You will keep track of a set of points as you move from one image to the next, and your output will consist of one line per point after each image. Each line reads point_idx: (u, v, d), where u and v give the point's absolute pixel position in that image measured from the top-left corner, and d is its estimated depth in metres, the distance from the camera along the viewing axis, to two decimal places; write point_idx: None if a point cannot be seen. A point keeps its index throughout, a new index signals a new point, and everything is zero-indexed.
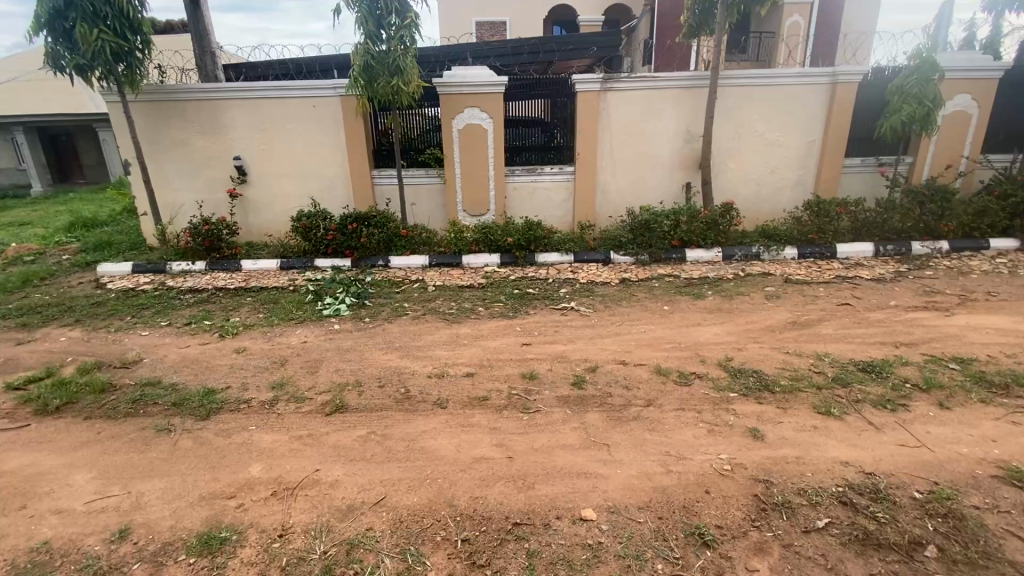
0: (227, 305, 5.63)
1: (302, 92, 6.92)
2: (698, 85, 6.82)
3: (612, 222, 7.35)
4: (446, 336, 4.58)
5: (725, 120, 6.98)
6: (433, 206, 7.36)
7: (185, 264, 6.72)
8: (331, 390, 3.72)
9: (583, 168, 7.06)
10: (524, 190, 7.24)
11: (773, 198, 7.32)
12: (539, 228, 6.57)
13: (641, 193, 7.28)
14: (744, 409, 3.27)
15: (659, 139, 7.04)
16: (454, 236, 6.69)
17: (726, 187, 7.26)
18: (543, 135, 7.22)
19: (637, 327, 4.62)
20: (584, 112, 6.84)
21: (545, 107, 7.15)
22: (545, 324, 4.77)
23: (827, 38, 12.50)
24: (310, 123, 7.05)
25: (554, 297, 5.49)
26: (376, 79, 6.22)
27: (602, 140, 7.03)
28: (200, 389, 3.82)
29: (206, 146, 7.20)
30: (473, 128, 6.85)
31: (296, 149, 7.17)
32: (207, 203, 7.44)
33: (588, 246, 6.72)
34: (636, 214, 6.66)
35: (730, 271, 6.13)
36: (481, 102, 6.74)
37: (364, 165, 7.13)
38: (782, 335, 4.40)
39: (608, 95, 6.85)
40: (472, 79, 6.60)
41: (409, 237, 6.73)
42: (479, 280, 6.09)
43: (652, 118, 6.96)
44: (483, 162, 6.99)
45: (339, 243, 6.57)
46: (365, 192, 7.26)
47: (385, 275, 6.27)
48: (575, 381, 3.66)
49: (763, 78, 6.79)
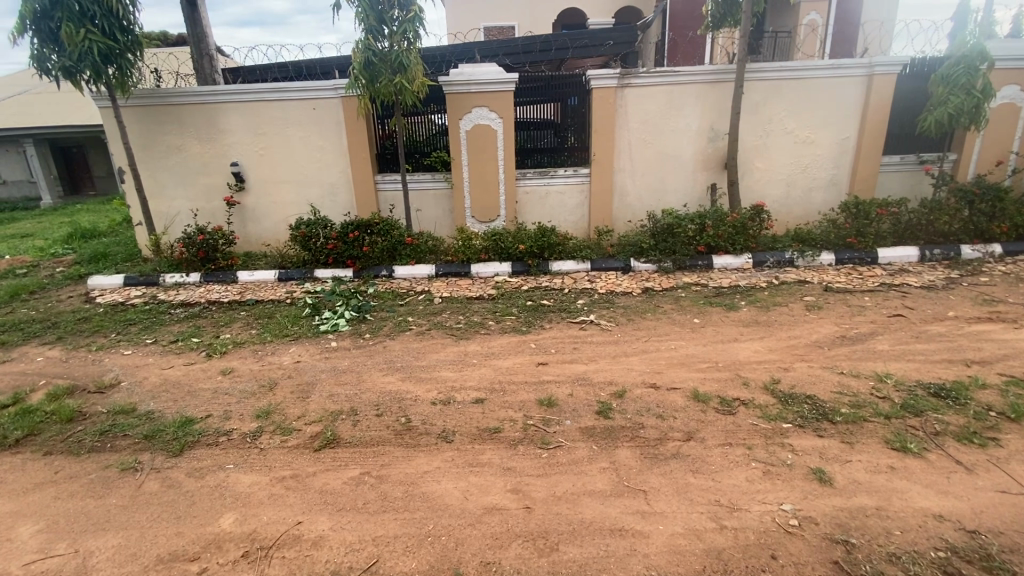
0: (219, 321, 5.23)
1: (301, 93, 6.56)
2: (723, 80, 6.36)
3: (631, 228, 6.86)
4: (453, 355, 4.12)
5: (752, 116, 6.50)
6: (440, 211, 6.92)
7: (179, 276, 6.34)
8: (322, 421, 3.28)
9: (599, 170, 6.60)
10: (536, 195, 6.80)
11: (804, 199, 6.80)
12: (554, 234, 6.12)
13: (662, 195, 6.80)
14: (802, 445, 2.77)
15: (681, 138, 6.58)
16: (463, 244, 6.26)
17: (754, 188, 6.75)
18: (555, 137, 6.80)
19: (666, 345, 4.12)
20: (600, 109, 6.38)
21: (557, 105, 6.71)
22: (564, 341, 4.28)
23: (846, 34, 11.91)
24: (311, 126, 6.69)
25: (571, 310, 5.03)
26: (378, 78, 5.82)
27: (619, 141, 6.58)
28: (176, 419, 3.40)
29: (202, 152, 6.86)
30: (482, 129, 6.44)
31: (296, 154, 6.82)
32: (203, 212, 7.08)
33: (606, 252, 6.23)
34: (658, 217, 6.17)
35: (762, 280, 5.65)
36: (490, 101, 6.33)
37: (367, 170, 6.72)
38: (833, 353, 3.88)
39: (626, 92, 6.41)
40: (481, 77, 6.20)
41: (415, 245, 6.28)
42: (490, 291, 5.65)
43: (674, 116, 6.50)
44: (493, 165, 6.57)
45: (339, 252, 6.15)
46: (367, 198, 6.85)
47: (389, 286, 5.85)
48: (601, 410, 3.17)
49: (794, 71, 6.31)
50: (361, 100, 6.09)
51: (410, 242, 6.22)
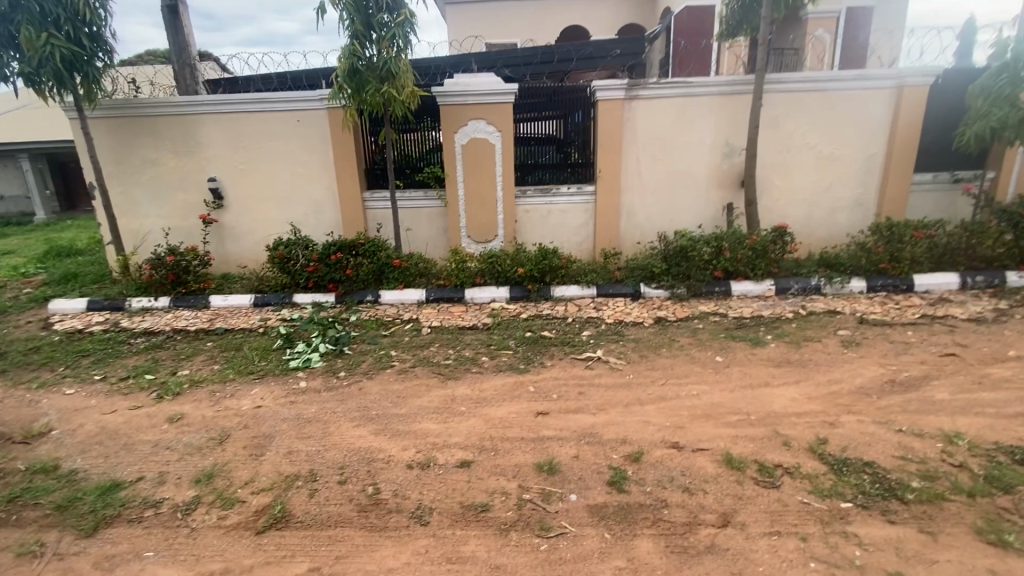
0: (181, 353, 4.67)
1: (284, 105, 6.09)
2: (739, 91, 5.88)
3: (640, 250, 6.32)
4: (438, 401, 3.54)
5: (772, 130, 5.99)
6: (432, 231, 6.39)
7: (146, 300, 5.79)
8: (273, 489, 2.70)
9: (606, 188, 6.09)
10: (537, 214, 6.28)
11: (828, 220, 6.26)
12: (556, 257, 5.57)
13: (674, 215, 6.27)
14: (871, 537, 2.18)
15: (694, 154, 6.08)
16: (456, 266, 5.71)
17: (774, 208, 6.22)
18: (557, 152, 6.30)
19: (686, 391, 3.54)
20: (606, 122, 5.89)
21: (560, 118, 6.22)
22: (568, 384, 3.69)
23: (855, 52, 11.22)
24: (294, 140, 6.21)
25: (576, 343, 4.45)
26: (365, 87, 5.33)
27: (626, 156, 6.08)
28: (101, 483, 2.82)
29: (178, 167, 6.37)
30: (479, 143, 5.95)
31: (279, 169, 6.33)
32: (178, 231, 6.57)
33: (613, 276, 5.67)
34: (670, 239, 5.62)
35: (788, 309, 5.10)
36: (487, 114, 5.86)
37: (354, 187, 6.22)
38: (884, 403, 3.30)
39: (634, 104, 5.93)
40: (477, 87, 5.73)
41: (404, 268, 5.73)
42: (485, 319, 5.09)
43: (687, 130, 6.01)
44: (491, 182, 6.07)
45: (320, 275, 5.59)
46: (354, 217, 6.33)
47: (374, 314, 5.29)
48: (613, 480, 2.59)
49: (816, 82, 5.83)
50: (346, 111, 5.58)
51: (398, 264, 5.68)
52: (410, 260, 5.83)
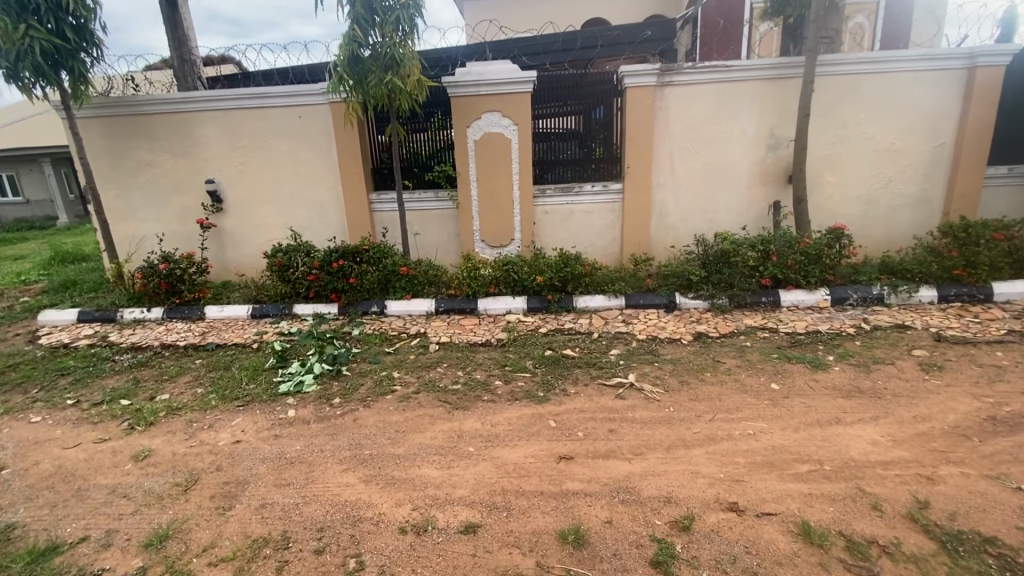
0: (165, 373, 4.23)
1: (284, 100, 5.63)
2: (787, 76, 5.23)
3: (674, 255, 5.70)
4: (442, 438, 3.00)
5: (824, 119, 5.32)
6: (444, 234, 5.87)
7: (138, 311, 5.40)
8: (235, 559, 2.20)
9: (635, 186, 5.49)
10: (558, 215, 5.72)
11: (886, 219, 5.56)
12: (579, 263, 4.99)
13: (711, 216, 5.64)
14: None
15: (735, 147, 5.45)
16: (469, 275, 5.16)
17: (825, 207, 5.54)
18: (580, 148, 5.72)
19: (739, 430, 2.94)
20: (634, 113, 5.29)
21: (584, 109, 5.62)
22: (595, 418, 3.12)
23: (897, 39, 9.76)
24: (295, 138, 5.75)
25: (604, 364, 3.87)
26: (367, 78, 4.81)
27: (657, 151, 5.47)
28: (37, 545, 2.37)
29: (174, 168, 5.97)
30: (494, 137, 5.41)
31: (279, 169, 5.88)
32: (175, 236, 6.19)
33: (645, 284, 5.03)
34: (709, 244, 4.99)
35: (848, 322, 4.46)
36: (502, 105, 5.31)
37: (359, 187, 5.72)
38: (992, 450, 2.65)
39: (666, 92, 5.32)
40: (492, 76, 5.19)
41: (412, 276, 5.19)
42: (499, 334, 4.55)
43: (726, 120, 5.38)
44: (507, 181, 5.52)
45: (321, 285, 5.09)
46: (360, 220, 5.82)
47: (378, 328, 4.79)
48: (657, 561, 2.03)
49: (875, 64, 5.13)
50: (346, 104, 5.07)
51: (406, 271, 5.14)
52: (419, 267, 5.28)
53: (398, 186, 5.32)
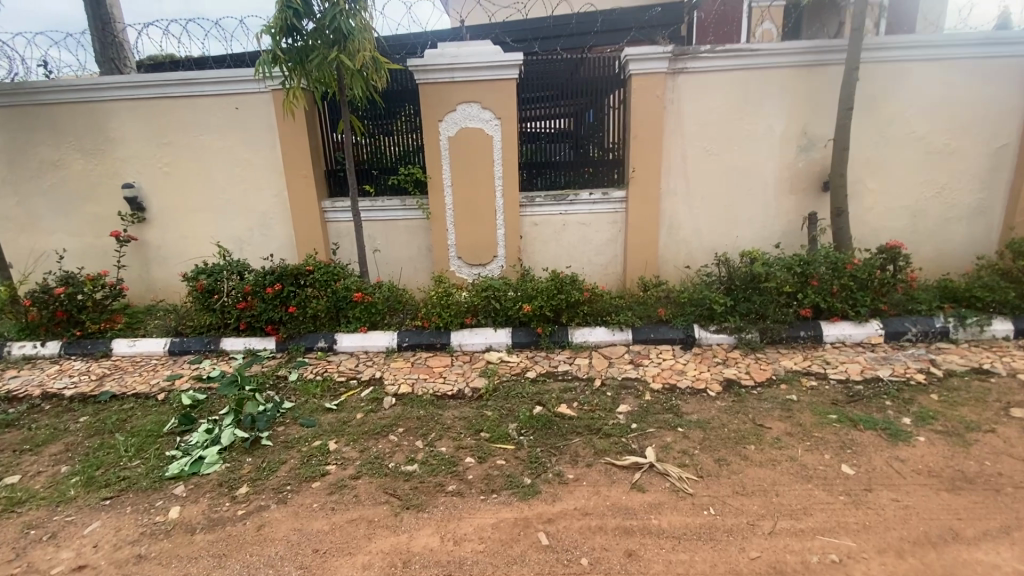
0: (31, 438, 3.20)
1: (217, 87, 4.64)
2: (824, 62, 4.35)
3: (688, 277, 4.78)
4: (382, 569, 2.03)
5: (865, 115, 4.45)
6: (413, 250, 4.88)
7: (31, 345, 4.36)
8: None
9: (641, 193, 4.57)
10: (548, 227, 4.77)
11: (937, 234, 4.69)
12: (576, 287, 4.01)
13: (731, 230, 4.74)
14: None
15: (761, 148, 4.56)
16: (439, 302, 4.15)
17: (865, 219, 4.67)
18: (574, 148, 4.79)
19: (816, 555, 2.01)
20: (641, 105, 4.37)
21: (581, 101, 4.68)
22: (604, 532, 2.16)
23: None
24: (231, 133, 4.75)
25: (610, 429, 2.92)
26: (308, 55, 3.79)
27: (668, 152, 4.56)
28: None
29: (86, 171, 4.94)
30: (473, 134, 4.46)
31: (213, 172, 4.87)
32: (90, 252, 5.14)
33: (658, 314, 4.05)
34: (733, 266, 4.06)
35: (912, 365, 3.55)
36: (481, 95, 4.37)
37: (308, 194, 4.72)
38: None
39: (678, 82, 4.42)
40: (468, 58, 4.24)
41: (369, 303, 4.16)
42: (474, 380, 3.57)
43: (750, 116, 4.49)
44: (489, 187, 4.58)
45: (255, 315, 4.08)
46: (310, 233, 4.82)
47: (323, 371, 3.80)
48: None
49: (928, 48, 4.27)
50: (284, 89, 4.06)
51: (360, 298, 4.11)
52: (376, 293, 4.22)
53: (351, 193, 4.31)
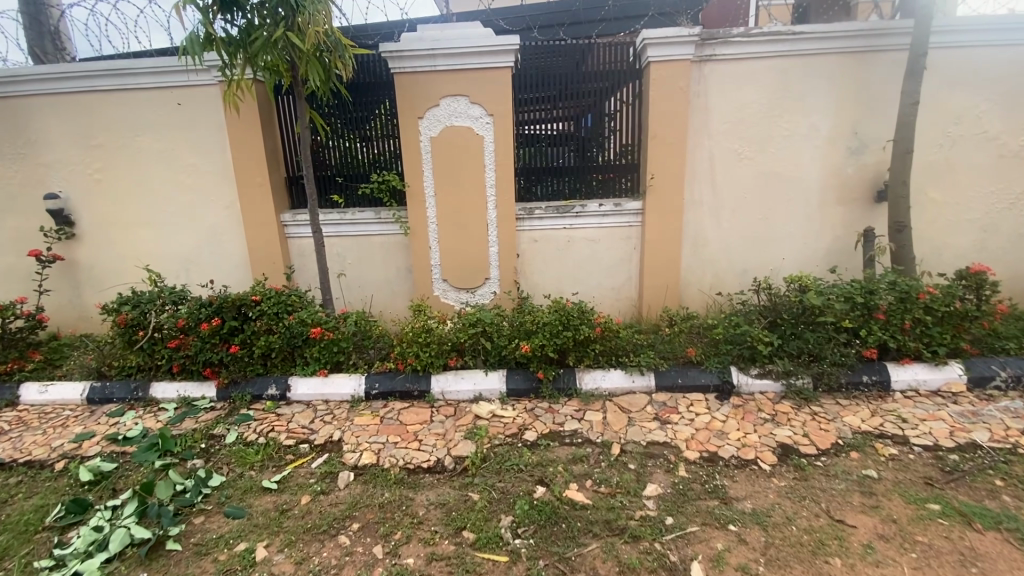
0: None
1: (155, 78, 3.89)
2: (879, 48, 3.63)
3: (716, 305, 4.03)
4: None
5: (928, 112, 3.73)
6: (390, 271, 4.12)
7: None
8: None
9: (661, 205, 3.82)
10: (550, 244, 4.03)
11: (1010, 253, 3.96)
12: (585, 321, 3.20)
13: (766, 248, 4.00)
14: None
15: (803, 150, 3.83)
16: (416, 338, 3.29)
17: (926, 235, 3.94)
18: (581, 151, 4.04)
19: None
20: (660, 99, 3.64)
21: (588, 95, 3.93)
22: None
23: None
24: (174, 133, 4.00)
25: (638, 528, 2.17)
26: (249, 34, 3.03)
27: (692, 154, 3.83)
28: None
29: (5, 178, 4.18)
30: (459, 132, 3.71)
31: (153, 180, 4.11)
32: (11, 274, 4.37)
33: (688, 355, 3.28)
34: (777, 298, 3.31)
35: (1012, 424, 2.82)
36: (470, 87, 3.63)
37: (263, 206, 3.95)
38: None
39: (705, 73, 3.70)
40: (452, 41, 3.50)
41: (331, 341, 3.34)
42: (459, 443, 2.80)
43: (790, 112, 3.76)
44: (478, 196, 3.82)
45: (190, 355, 3.31)
46: (266, 252, 4.05)
47: (271, 428, 3.04)
48: None
49: (1006, 32, 3.56)
50: (222, 74, 3.25)
51: (319, 335, 3.30)
52: (337, 329, 3.37)
53: (310, 202, 3.52)
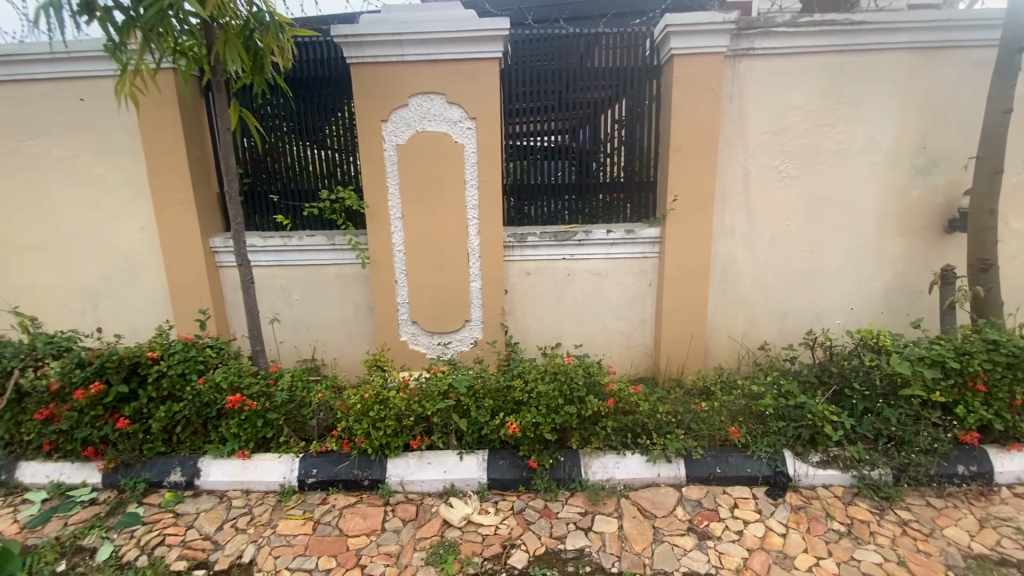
0: None
1: (49, 68, 3.07)
2: (957, 43, 2.93)
3: (747, 361, 3.30)
4: None
5: (1014, 124, 3.02)
6: (346, 309, 3.31)
7: None
8: None
9: (685, 235, 3.07)
10: (546, 278, 3.25)
11: None
12: (591, 392, 2.38)
13: (811, 290, 3.26)
14: None
15: (859, 168, 3.10)
16: (366, 411, 2.45)
17: (1006, 275, 3.22)
18: (585, 166, 3.27)
19: None
20: (686, 101, 2.91)
21: (594, 97, 3.19)
22: None
23: None
24: (75, 137, 3.19)
25: None
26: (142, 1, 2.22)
27: (723, 171, 3.08)
28: None
29: None
30: (434, 138, 2.93)
31: (49, 195, 3.28)
32: None
33: (727, 435, 2.46)
34: (846, 360, 2.51)
35: None
36: (447, 84, 2.87)
37: (186, 228, 3.13)
38: None
39: (741, 71, 2.97)
40: (424, 23, 2.73)
41: (253, 412, 2.49)
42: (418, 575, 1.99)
43: (844, 122, 3.04)
44: (457, 220, 3.04)
45: (65, 431, 2.48)
46: (190, 286, 3.22)
47: (162, 540, 2.21)
48: None
49: None
50: (106, 50, 2.38)
51: (236, 405, 2.45)
52: (263, 396, 2.52)
53: (233, 224, 2.65)
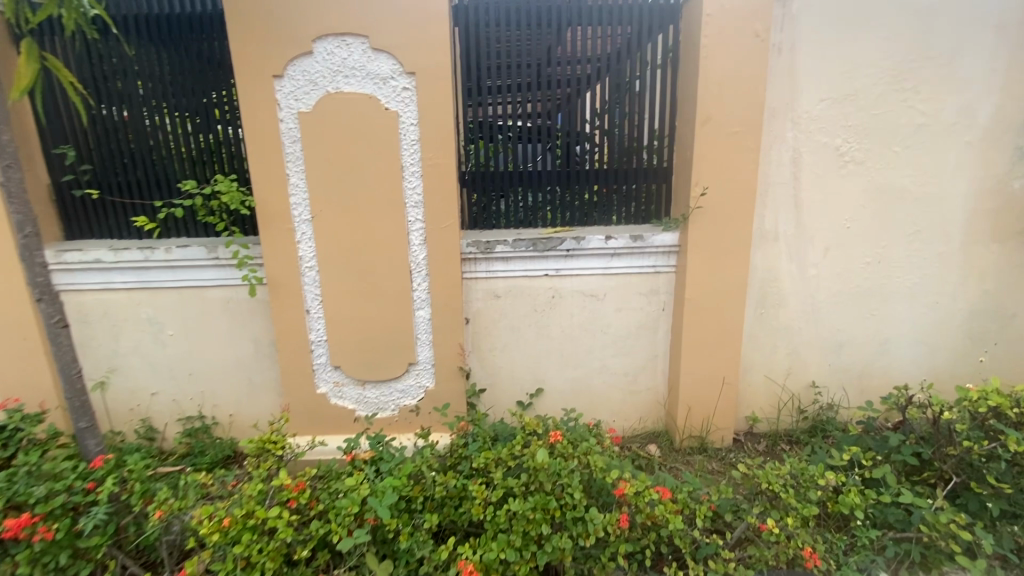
0: None
1: None
2: None
3: (788, 411, 2.51)
4: None
5: None
6: (242, 349, 2.36)
7: None
8: None
9: (714, 243, 2.20)
10: (521, 303, 2.35)
11: None
12: (584, 509, 1.52)
13: (875, 315, 2.44)
14: None
15: (946, 150, 2.26)
16: (230, 540, 1.50)
17: None
18: (574, 148, 2.34)
19: None
20: (720, 52, 2.02)
21: (587, 50, 2.26)
22: None
23: None
24: None
25: None
26: None
27: (766, 154, 2.21)
28: None
29: None
30: (353, 103, 1.98)
31: None
32: None
33: (802, 557, 1.55)
34: (968, 439, 1.69)
35: None
36: (372, 22, 1.93)
37: None
38: None
39: (794, 11, 2.10)
40: None
41: (53, 544, 1.58)
42: None
43: (931, 86, 2.20)
44: (392, 223, 2.10)
45: None
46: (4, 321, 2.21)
47: None
48: None
49: None
50: None
51: (19, 535, 1.52)
52: (67, 517, 1.60)
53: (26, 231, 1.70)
